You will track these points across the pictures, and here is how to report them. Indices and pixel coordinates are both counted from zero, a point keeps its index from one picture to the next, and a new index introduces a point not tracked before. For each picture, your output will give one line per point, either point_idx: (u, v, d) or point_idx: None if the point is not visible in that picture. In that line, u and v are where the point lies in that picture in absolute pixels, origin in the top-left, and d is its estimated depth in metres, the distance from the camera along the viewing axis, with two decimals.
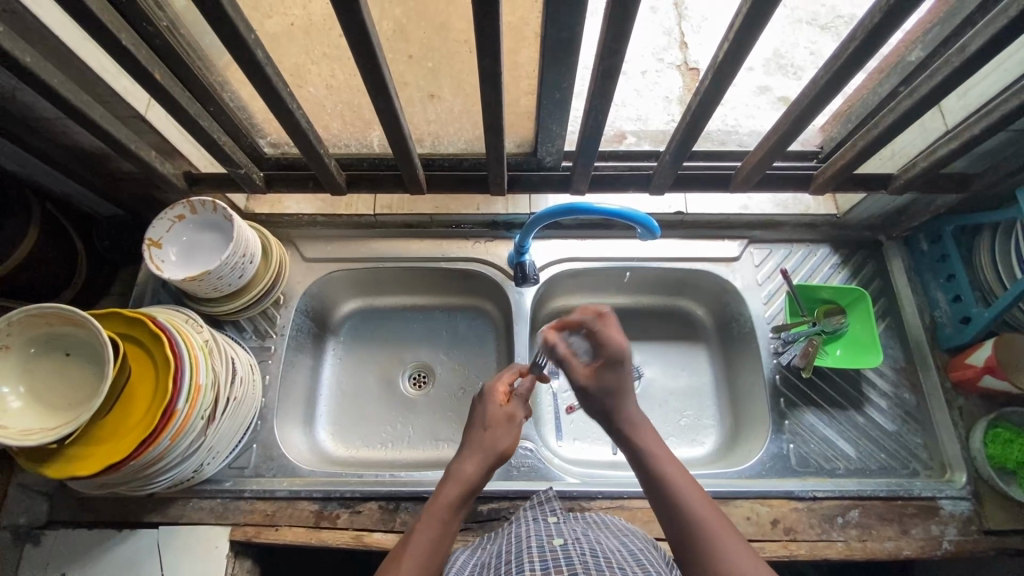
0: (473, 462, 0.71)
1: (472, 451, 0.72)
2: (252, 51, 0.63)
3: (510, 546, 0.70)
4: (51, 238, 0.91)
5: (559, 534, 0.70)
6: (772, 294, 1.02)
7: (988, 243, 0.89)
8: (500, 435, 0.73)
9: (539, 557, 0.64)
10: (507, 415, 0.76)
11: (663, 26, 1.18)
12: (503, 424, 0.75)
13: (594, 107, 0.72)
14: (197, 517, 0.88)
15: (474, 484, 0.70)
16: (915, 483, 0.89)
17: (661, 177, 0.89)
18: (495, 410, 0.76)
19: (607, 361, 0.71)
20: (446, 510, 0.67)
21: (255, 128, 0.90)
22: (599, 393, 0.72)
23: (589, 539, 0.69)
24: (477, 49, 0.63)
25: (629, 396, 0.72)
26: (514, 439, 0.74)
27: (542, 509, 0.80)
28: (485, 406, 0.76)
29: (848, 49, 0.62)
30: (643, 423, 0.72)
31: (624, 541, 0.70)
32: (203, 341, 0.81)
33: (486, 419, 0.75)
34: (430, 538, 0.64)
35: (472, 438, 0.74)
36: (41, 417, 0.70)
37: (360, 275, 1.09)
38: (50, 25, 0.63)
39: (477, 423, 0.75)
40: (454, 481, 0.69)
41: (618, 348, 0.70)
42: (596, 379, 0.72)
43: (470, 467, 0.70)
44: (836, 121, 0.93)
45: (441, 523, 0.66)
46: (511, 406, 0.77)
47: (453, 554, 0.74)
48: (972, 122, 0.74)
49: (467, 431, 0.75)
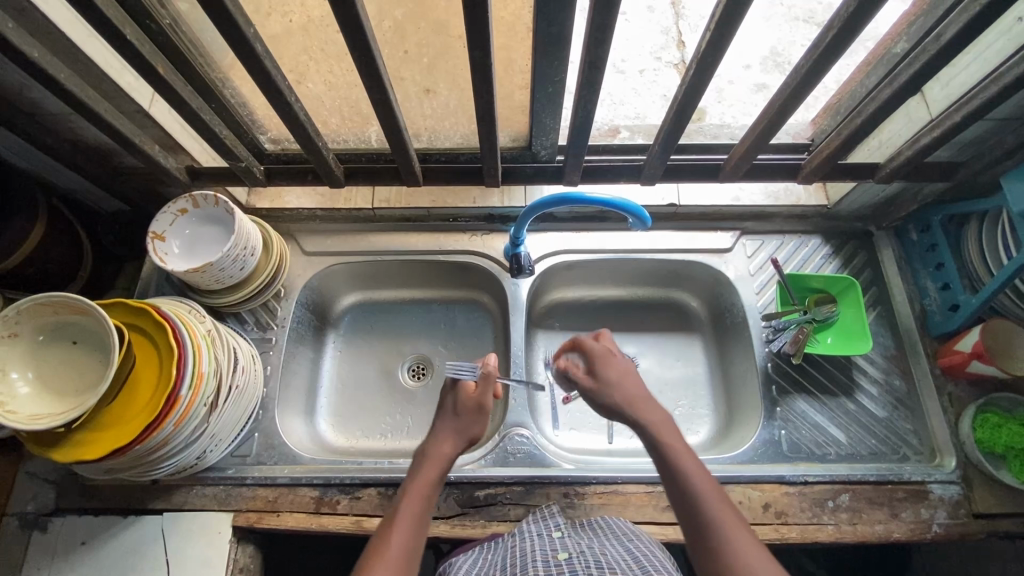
0: (450, 443, 0.77)
1: (446, 433, 0.79)
2: (253, 46, 0.65)
3: (514, 559, 0.73)
4: (57, 232, 0.94)
5: (564, 547, 0.73)
6: (764, 284, 1.04)
7: (976, 232, 0.90)
8: (472, 419, 0.80)
9: (545, 571, 0.67)
10: (473, 404, 0.81)
11: (661, 26, 1.19)
12: (473, 409, 0.80)
13: (583, 98, 0.74)
14: (200, 503, 0.90)
15: (449, 463, 0.76)
16: (905, 467, 0.91)
17: (651, 168, 0.91)
18: (466, 396, 0.81)
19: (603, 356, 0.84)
20: (427, 487, 0.72)
21: (256, 125, 0.92)
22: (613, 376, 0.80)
23: (594, 549, 0.72)
24: (468, 41, 0.65)
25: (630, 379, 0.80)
26: (480, 424, 0.80)
27: (545, 524, 0.82)
28: (455, 394, 0.82)
29: (826, 38, 0.64)
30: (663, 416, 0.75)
31: (628, 547, 0.73)
32: (206, 331, 0.83)
33: (456, 409, 0.80)
34: (415, 511, 0.69)
35: (444, 421, 0.80)
36: (49, 403, 0.72)
37: (358, 269, 1.11)
38: (57, 22, 0.66)
39: (447, 411, 0.81)
40: (432, 462, 0.75)
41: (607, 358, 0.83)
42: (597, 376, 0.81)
43: (446, 448, 0.77)
44: (826, 114, 0.95)
45: (422, 498, 0.71)
46: (479, 391, 0.82)
47: (456, 562, 0.77)
48: (952, 111, 0.76)
49: (439, 416, 0.81)
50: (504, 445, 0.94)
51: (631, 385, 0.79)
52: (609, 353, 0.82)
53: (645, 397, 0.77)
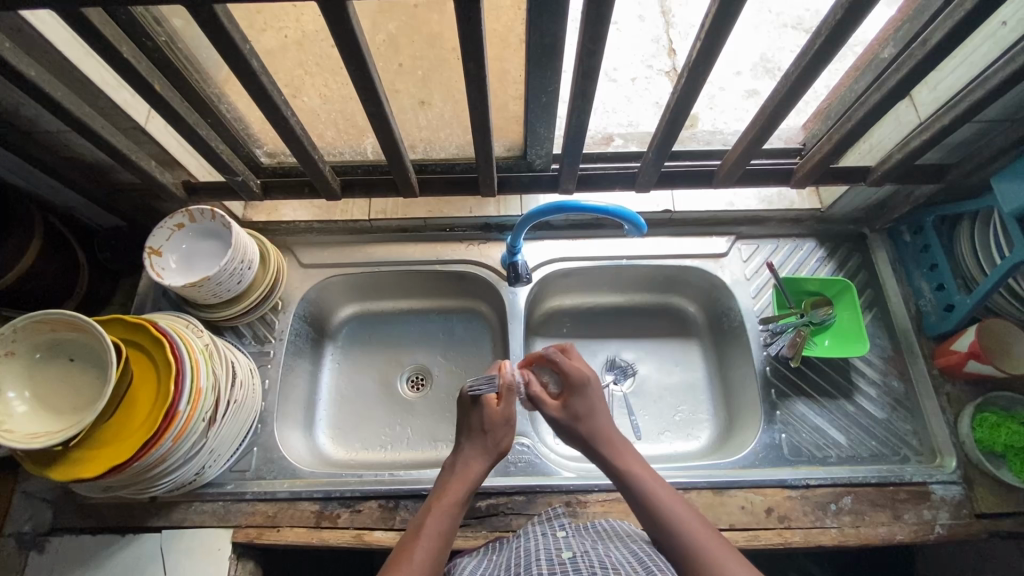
0: (478, 461, 0.78)
1: (475, 451, 0.79)
2: (248, 61, 0.65)
3: (518, 559, 0.71)
4: (53, 248, 0.93)
5: (567, 547, 0.72)
6: (760, 288, 1.04)
7: (968, 233, 0.91)
8: (500, 435, 0.80)
9: (547, 570, 0.65)
10: (505, 416, 0.81)
11: (651, 34, 1.21)
12: (501, 425, 0.80)
13: (577, 107, 0.75)
14: (200, 520, 0.90)
15: (476, 482, 0.77)
16: (906, 469, 0.91)
17: (645, 175, 0.92)
18: (493, 411, 0.81)
19: (574, 387, 0.82)
20: (453, 506, 0.73)
21: (252, 139, 0.93)
22: (571, 419, 0.80)
23: (597, 551, 0.71)
24: (462, 54, 0.65)
25: (601, 415, 0.81)
26: (511, 436, 0.81)
27: (550, 524, 0.81)
28: (480, 408, 0.81)
29: (815, 45, 0.65)
30: (624, 446, 0.78)
31: (632, 550, 0.71)
32: (203, 345, 0.83)
33: (484, 425, 0.80)
34: (440, 529, 0.69)
35: (473, 438, 0.79)
36: (46, 421, 0.71)
37: (356, 280, 1.11)
38: (54, 41, 0.66)
39: (475, 428, 0.80)
40: (461, 479, 0.76)
41: (581, 373, 0.83)
42: (567, 407, 0.81)
43: (476, 467, 0.77)
44: (817, 118, 0.96)
45: (449, 517, 0.71)
46: (505, 405, 0.82)
47: (460, 564, 0.75)
48: (942, 114, 0.77)
49: (464, 434, 0.81)
50: (506, 454, 0.94)
51: (601, 419, 0.80)
52: (584, 381, 0.81)
53: (616, 433, 0.79)
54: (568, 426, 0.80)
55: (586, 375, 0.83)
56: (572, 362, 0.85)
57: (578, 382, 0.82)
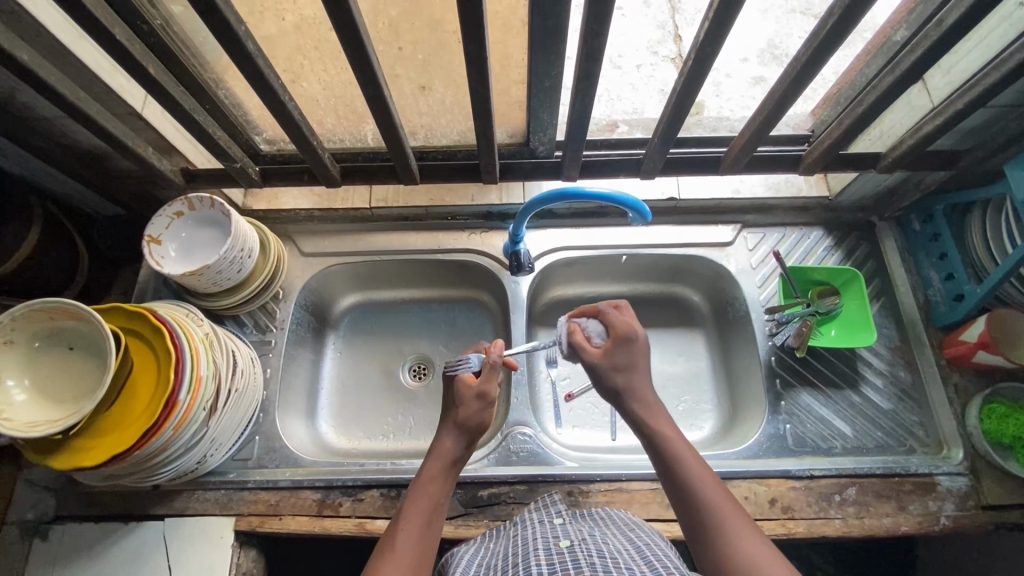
0: (450, 436, 0.75)
1: (448, 426, 0.76)
2: (244, 44, 0.64)
3: (516, 548, 0.70)
4: (52, 237, 0.93)
5: (565, 535, 0.71)
6: (766, 278, 1.03)
7: (979, 221, 0.90)
8: (472, 411, 0.75)
9: (546, 560, 0.64)
10: (478, 393, 0.76)
11: (657, 20, 1.18)
12: (473, 400, 0.76)
13: (580, 92, 0.74)
14: (202, 508, 0.90)
15: (455, 459, 0.74)
16: (912, 460, 0.90)
17: (651, 162, 0.90)
18: (466, 388, 0.77)
19: (621, 339, 0.75)
20: (434, 484, 0.71)
21: (250, 125, 0.92)
22: (611, 370, 0.75)
23: (595, 539, 0.70)
24: (462, 36, 0.63)
25: (640, 370, 0.75)
26: (488, 413, 0.76)
27: (547, 511, 0.80)
28: (455, 385, 0.78)
29: (826, 27, 0.63)
30: (660, 410, 0.73)
31: (631, 538, 0.71)
32: (204, 333, 0.82)
33: (455, 400, 0.77)
34: (420, 509, 0.68)
35: (449, 413, 0.77)
36: (47, 409, 0.71)
37: (357, 269, 1.10)
38: (46, 23, 0.65)
39: (450, 404, 0.78)
40: (436, 457, 0.73)
41: (630, 327, 0.77)
42: (608, 357, 0.75)
43: (450, 442, 0.74)
44: (826, 104, 0.94)
45: (431, 495, 0.70)
46: (482, 382, 0.77)
47: (456, 555, 0.75)
48: (955, 98, 0.75)
49: (441, 413, 0.78)
50: (507, 444, 0.94)
51: (646, 383, 0.74)
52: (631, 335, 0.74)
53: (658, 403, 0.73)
54: (608, 377, 0.75)
55: (637, 330, 0.77)
56: (623, 317, 0.78)
57: (628, 336, 0.75)
